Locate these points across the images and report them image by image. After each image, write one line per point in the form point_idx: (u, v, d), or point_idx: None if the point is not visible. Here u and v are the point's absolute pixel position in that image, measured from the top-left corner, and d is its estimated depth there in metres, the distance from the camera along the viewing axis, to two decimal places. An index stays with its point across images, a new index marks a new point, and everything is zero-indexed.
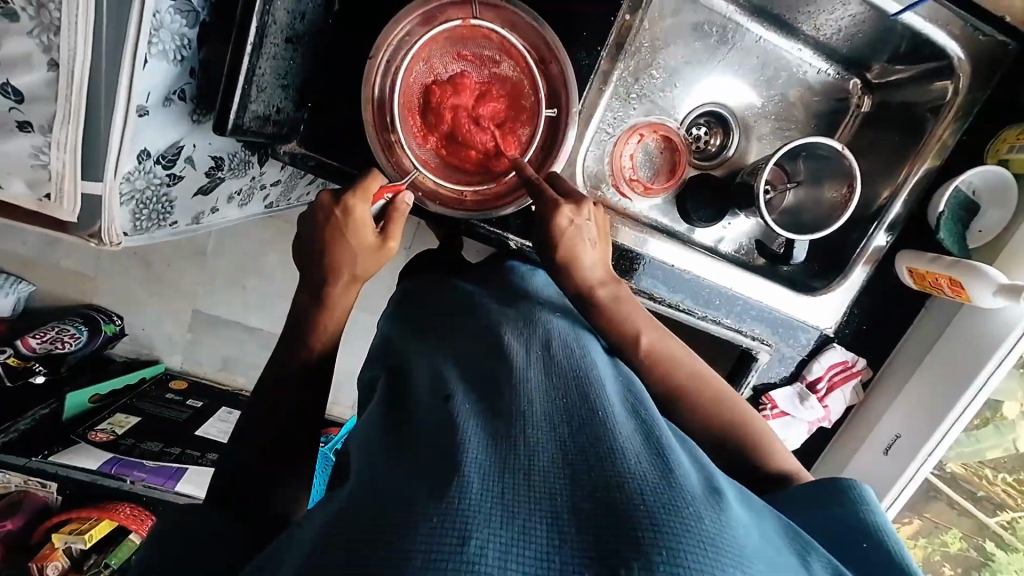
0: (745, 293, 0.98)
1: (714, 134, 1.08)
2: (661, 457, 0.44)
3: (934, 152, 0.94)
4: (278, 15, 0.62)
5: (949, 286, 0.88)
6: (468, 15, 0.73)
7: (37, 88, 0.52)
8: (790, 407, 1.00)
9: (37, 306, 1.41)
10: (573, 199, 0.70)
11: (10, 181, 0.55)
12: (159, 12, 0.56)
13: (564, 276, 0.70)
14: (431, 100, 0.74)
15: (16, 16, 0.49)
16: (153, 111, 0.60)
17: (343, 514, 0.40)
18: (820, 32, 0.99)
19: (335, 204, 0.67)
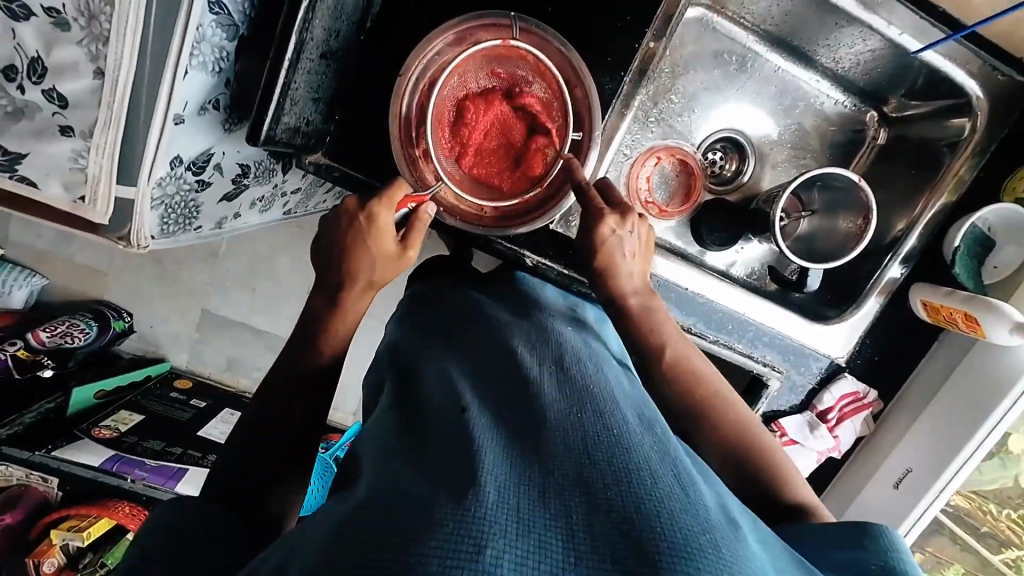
0: (758, 319, 0.98)
1: (730, 159, 1.09)
2: (678, 479, 0.44)
3: (949, 188, 0.94)
4: (315, 33, 0.63)
5: (963, 321, 0.88)
6: (507, 35, 0.74)
7: (82, 95, 0.53)
8: (800, 435, 0.99)
9: (49, 300, 1.43)
10: (619, 208, 0.69)
11: (48, 183, 0.56)
12: (202, 26, 0.57)
13: (600, 283, 0.71)
14: (462, 114, 0.75)
15: (67, 26, 0.50)
16: (189, 120, 0.62)
17: (353, 519, 0.40)
18: (839, 65, 1.01)
19: (360, 210, 0.69)
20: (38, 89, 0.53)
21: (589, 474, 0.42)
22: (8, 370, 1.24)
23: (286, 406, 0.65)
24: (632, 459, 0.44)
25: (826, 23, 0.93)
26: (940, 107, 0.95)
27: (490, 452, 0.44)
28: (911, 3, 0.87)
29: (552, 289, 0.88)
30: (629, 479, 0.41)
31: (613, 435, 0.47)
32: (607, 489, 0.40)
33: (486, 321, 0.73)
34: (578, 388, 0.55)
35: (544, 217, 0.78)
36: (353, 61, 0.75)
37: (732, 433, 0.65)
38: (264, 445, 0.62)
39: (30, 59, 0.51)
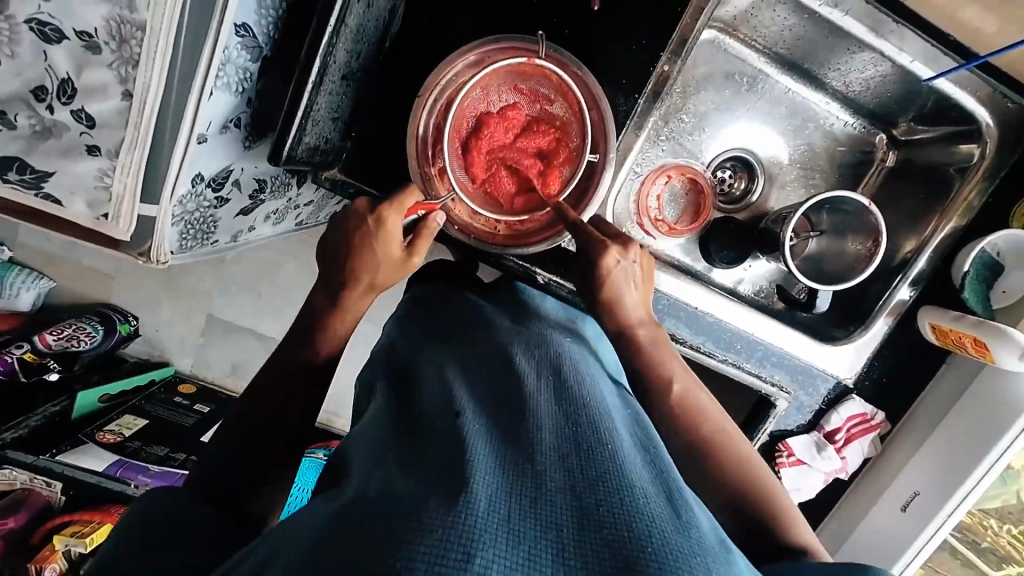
0: (767, 339, 0.99)
1: (738, 178, 1.09)
2: (670, 499, 0.44)
3: (958, 212, 0.95)
4: (338, 56, 0.64)
5: (972, 346, 0.88)
6: (534, 54, 0.75)
7: (110, 115, 0.54)
8: (807, 456, 0.99)
9: (55, 303, 1.43)
10: (620, 241, 0.73)
11: (72, 201, 0.57)
12: (228, 48, 0.58)
13: (604, 312, 0.72)
14: (480, 127, 0.76)
15: (98, 49, 0.51)
16: (211, 138, 0.63)
17: (342, 516, 0.41)
18: (848, 88, 1.02)
19: (369, 212, 0.67)
20: (68, 110, 0.54)
21: (581, 487, 0.42)
22: (14, 373, 1.28)
23: (284, 400, 0.66)
24: (625, 476, 0.44)
25: (838, 48, 0.94)
26: (950, 132, 0.95)
27: (483, 458, 0.45)
28: (921, 31, 0.88)
29: (549, 299, 0.88)
30: (621, 494, 0.42)
31: (607, 449, 0.47)
32: (598, 504, 0.41)
33: (487, 326, 0.74)
34: (573, 398, 0.55)
35: (554, 236, 0.78)
36: (369, 82, 0.77)
37: (735, 471, 0.63)
38: (253, 443, 0.63)
39: (61, 81, 0.52)
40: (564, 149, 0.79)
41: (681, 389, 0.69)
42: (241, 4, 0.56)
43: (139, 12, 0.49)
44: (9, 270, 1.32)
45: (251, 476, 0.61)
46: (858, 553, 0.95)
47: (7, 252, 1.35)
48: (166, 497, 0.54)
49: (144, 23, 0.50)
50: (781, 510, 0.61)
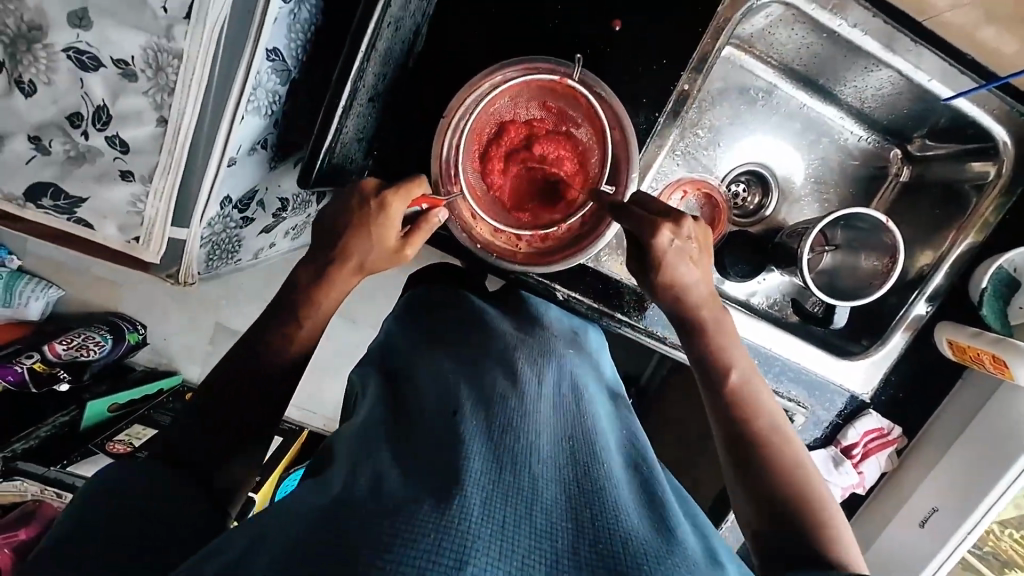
0: (785, 355, 1.00)
1: (753, 192, 1.10)
2: (660, 526, 0.47)
3: (976, 228, 0.95)
4: (366, 79, 0.65)
5: (991, 362, 0.88)
6: (567, 74, 0.76)
7: (143, 141, 0.55)
8: (824, 470, 0.99)
9: (63, 311, 1.41)
10: (671, 215, 0.66)
11: (103, 224, 0.59)
12: (259, 73, 0.59)
13: (664, 293, 0.69)
14: (502, 135, 0.77)
15: (134, 77, 0.52)
16: (239, 160, 0.63)
17: (339, 502, 0.41)
18: (863, 104, 1.02)
19: (373, 196, 0.66)
20: (102, 136, 0.54)
21: (577, 506, 0.45)
22: (25, 385, 1.27)
23: (242, 383, 0.63)
24: (619, 501, 0.47)
25: (854, 65, 0.94)
26: (965, 149, 0.96)
27: (481, 460, 0.46)
28: (938, 50, 0.88)
29: (552, 307, 0.88)
30: (615, 518, 0.45)
31: (604, 472, 0.51)
32: (593, 524, 0.43)
33: (488, 328, 0.74)
34: (574, 418, 0.58)
35: (565, 260, 0.78)
36: (392, 98, 0.77)
37: (783, 471, 0.62)
38: (219, 436, 0.61)
39: (96, 107, 0.53)
40: (583, 175, 0.79)
41: (739, 379, 0.68)
42: (273, 32, 0.57)
43: (176, 42, 0.50)
44: (18, 279, 1.30)
45: (208, 452, 0.60)
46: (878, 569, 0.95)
47: (17, 261, 1.33)
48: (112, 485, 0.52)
49: (180, 51, 0.50)
50: (826, 518, 0.59)
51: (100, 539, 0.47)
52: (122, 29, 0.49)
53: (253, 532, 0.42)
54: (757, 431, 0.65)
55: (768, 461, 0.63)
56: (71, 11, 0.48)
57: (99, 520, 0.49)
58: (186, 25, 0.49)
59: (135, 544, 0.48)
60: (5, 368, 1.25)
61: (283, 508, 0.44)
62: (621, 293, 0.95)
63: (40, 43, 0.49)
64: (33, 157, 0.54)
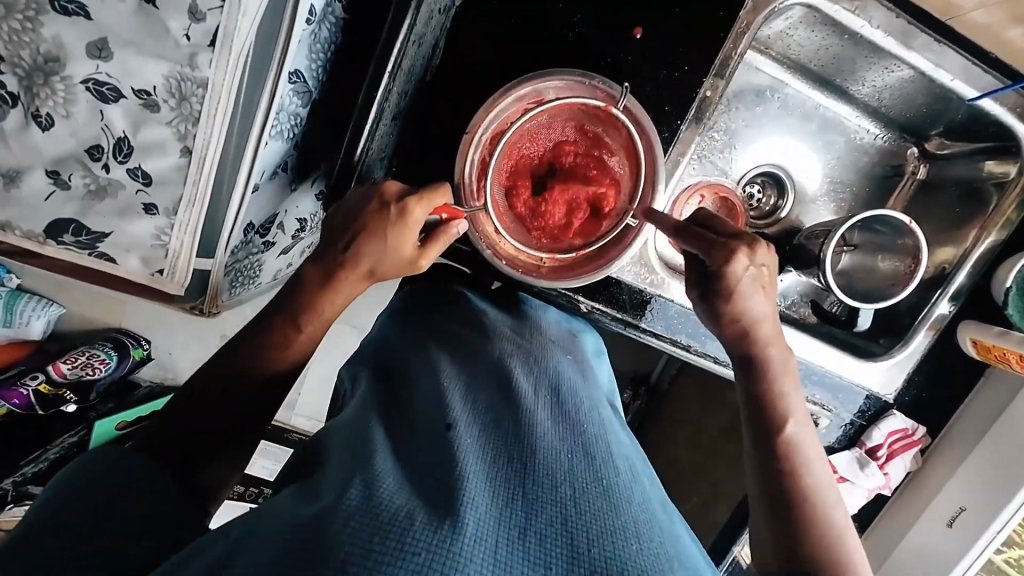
0: (809, 360, 0.99)
1: (768, 194, 1.08)
2: (663, 545, 0.42)
3: (998, 225, 0.95)
4: (391, 96, 0.73)
5: (1017, 361, 0.88)
6: (613, 103, 0.75)
7: (166, 172, 0.60)
8: (852, 474, 1.00)
9: (63, 328, 1.31)
10: (746, 241, 0.64)
11: (127, 258, 0.66)
12: (282, 97, 0.64)
13: (727, 323, 0.67)
14: (531, 151, 0.76)
15: (157, 107, 0.56)
16: (262, 185, 0.70)
17: (325, 517, 0.38)
18: (879, 102, 1.01)
19: (395, 201, 0.63)
20: (124, 167, 0.59)
21: (573, 522, 0.41)
22: (31, 407, 1.18)
23: (232, 388, 0.61)
24: (619, 517, 0.42)
25: (874, 65, 0.93)
26: (982, 146, 0.96)
27: (475, 478, 0.43)
28: (961, 49, 0.88)
29: (552, 310, 0.85)
30: (614, 539, 0.40)
31: (603, 486, 0.46)
32: (589, 546, 0.39)
33: (487, 335, 0.70)
34: (572, 426, 0.54)
35: (581, 277, 0.78)
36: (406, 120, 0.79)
37: (811, 521, 0.62)
38: (205, 433, 0.59)
39: (117, 139, 0.57)
40: (612, 203, 0.77)
41: (795, 429, 0.66)
42: (296, 53, 0.63)
43: (200, 70, 0.54)
44: (18, 297, 1.18)
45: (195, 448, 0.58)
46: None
47: (16, 279, 1.20)
48: (93, 478, 0.51)
49: (204, 79, 0.55)
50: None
51: (79, 528, 0.47)
52: (144, 60, 0.53)
53: (233, 533, 0.41)
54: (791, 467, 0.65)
55: (803, 507, 0.63)
56: (92, 42, 0.52)
57: (84, 512, 0.48)
58: (208, 53, 0.54)
59: (131, 534, 0.47)
60: (8, 390, 1.16)
61: (275, 511, 0.42)
62: (644, 303, 0.94)
63: (59, 75, 0.53)
64: (53, 192, 0.60)
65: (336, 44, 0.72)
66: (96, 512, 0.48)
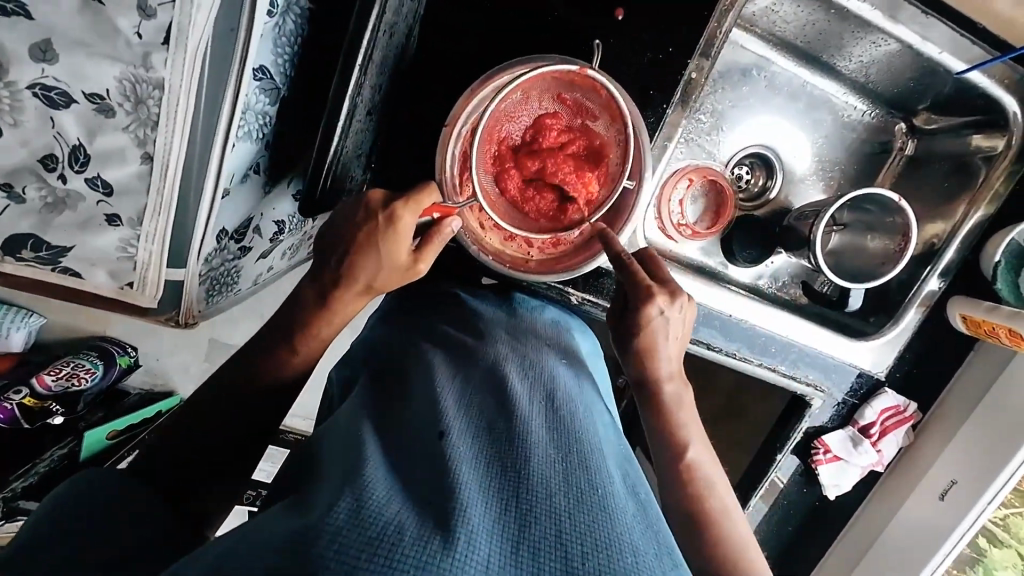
0: (800, 341, 0.99)
1: (756, 175, 1.06)
2: (659, 560, 0.41)
3: (987, 199, 0.94)
4: (364, 95, 0.67)
5: (1006, 335, 0.88)
6: (585, 64, 0.70)
7: (127, 180, 0.57)
8: (844, 452, 1.02)
9: (44, 339, 1.27)
10: (667, 288, 0.68)
11: (94, 272, 0.64)
12: (248, 96, 0.62)
13: (635, 361, 0.69)
14: (512, 132, 0.74)
15: (112, 112, 0.53)
16: (233, 190, 0.67)
17: (306, 534, 0.37)
18: (866, 77, 0.99)
19: (381, 209, 0.61)
20: (83, 177, 0.57)
21: (567, 535, 0.40)
22: (16, 420, 1.13)
23: (232, 395, 0.61)
24: (613, 529, 0.42)
25: (861, 40, 0.91)
26: (969, 120, 0.95)
27: (469, 489, 0.43)
28: (948, 21, 0.86)
29: (547, 308, 0.84)
30: (607, 552, 0.39)
31: (598, 497, 0.45)
32: (584, 561, 0.38)
33: (480, 336, 0.69)
34: (566, 431, 0.53)
35: (567, 270, 0.77)
36: (383, 113, 0.77)
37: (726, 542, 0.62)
38: (193, 447, 0.58)
39: (72, 147, 0.55)
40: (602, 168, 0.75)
41: (694, 456, 0.67)
42: (260, 49, 0.60)
43: (155, 70, 0.51)
44: None
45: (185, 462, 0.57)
46: (899, 551, 0.95)
47: None
48: (88, 492, 0.51)
49: (160, 80, 0.52)
50: None
51: (74, 537, 0.48)
52: (95, 62, 0.51)
53: (218, 548, 0.39)
54: (700, 496, 0.65)
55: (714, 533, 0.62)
56: (34, 44, 0.49)
57: (75, 524, 0.48)
58: (163, 52, 0.51)
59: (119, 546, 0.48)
60: None
61: (260, 526, 0.41)
62: None
63: (3, 82, 0.50)
64: (8, 206, 0.57)
65: (306, 37, 0.69)
66: (86, 524, 0.49)
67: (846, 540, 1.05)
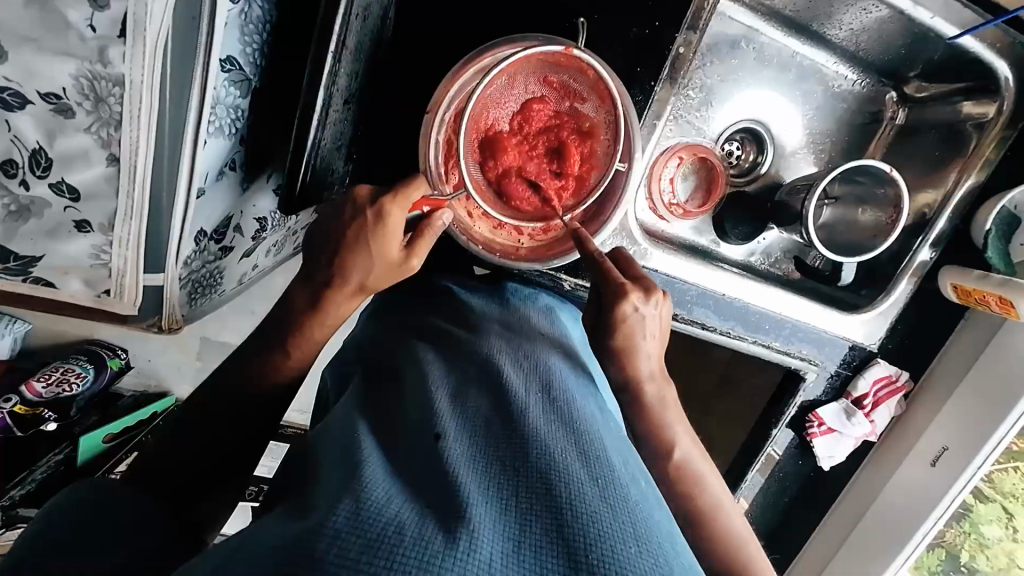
0: (794, 318, 0.99)
1: (747, 150, 1.04)
2: (663, 546, 0.41)
3: (978, 166, 0.94)
4: (340, 82, 0.64)
5: (997, 303, 0.89)
6: (571, 44, 0.67)
7: (95, 184, 0.55)
8: (838, 423, 1.03)
9: (31, 346, 1.24)
10: (641, 286, 0.67)
11: (67, 280, 0.62)
12: (217, 88, 0.59)
13: (615, 364, 0.68)
14: (500, 117, 0.71)
15: (71, 112, 0.51)
16: (209, 189, 0.65)
17: (302, 539, 0.36)
18: (856, 45, 0.97)
19: (370, 206, 0.59)
20: (45, 183, 0.55)
21: (571, 527, 0.39)
22: (9, 429, 1.12)
23: (227, 396, 0.60)
24: (616, 517, 0.41)
25: (852, 7, 0.89)
26: (960, 87, 0.94)
27: (469, 486, 0.42)
28: None
29: (541, 298, 0.83)
30: (612, 542, 0.39)
31: (600, 485, 0.44)
32: (588, 550, 0.38)
33: (474, 329, 0.68)
34: (565, 423, 0.52)
35: (558, 257, 0.76)
36: (362, 101, 0.74)
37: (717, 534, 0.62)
38: (184, 454, 0.57)
39: (31, 152, 0.52)
40: (591, 152, 0.74)
41: (679, 454, 0.66)
42: (226, 38, 0.57)
43: (114, 65, 0.49)
44: None
45: (182, 468, 0.56)
46: (892, 517, 0.97)
47: None
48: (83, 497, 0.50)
49: (120, 76, 0.49)
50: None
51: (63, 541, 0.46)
52: (48, 59, 0.48)
53: (216, 554, 0.38)
54: (683, 475, 0.65)
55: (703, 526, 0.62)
56: None
57: (59, 529, 0.47)
58: (120, 45, 0.48)
59: (102, 549, 0.46)
60: None
61: (254, 534, 0.40)
62: None
63: None
64: None
65: (275, 23, 0.66)
66: (71, 528, 0.47)
67: (841, 507, 1.07)
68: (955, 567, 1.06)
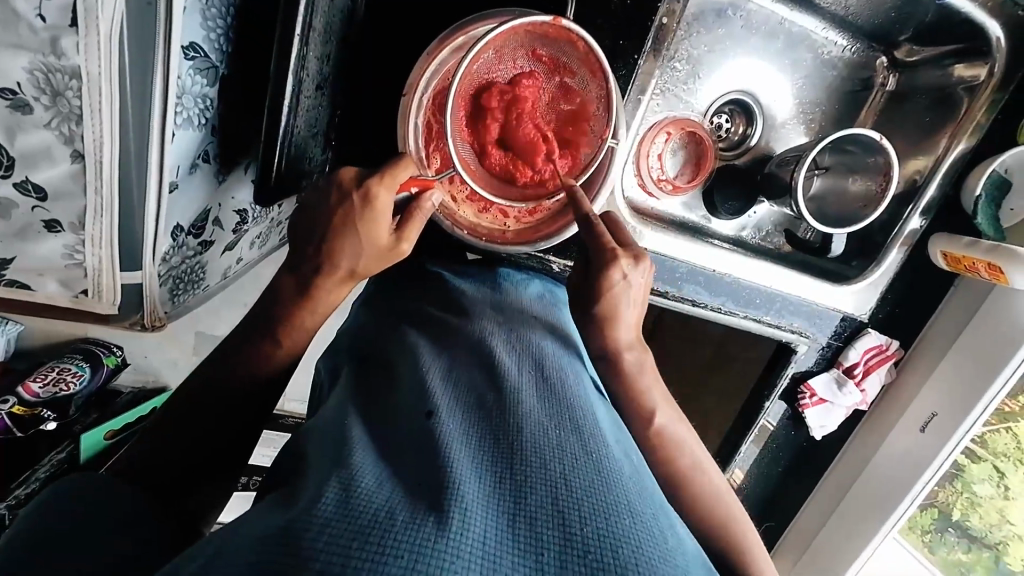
0: (785, 291, 1.00)
1: (737, 123, 1.02)
2: (655, 519, 0.42)
3: (969, 131, 0.93)
4: (310, 66, 0.62)
5: (986, 270, 0.89)
6: (559, 13, 0.64)
7: (62, 182, 0.54)
8: (829, 394, 1.05)
9: (25, 348, 1.24)
10: (630, 253, 0.65)
11: (45, 281, 0.62)
12: (181, 77, 0.57)
13: (596, 331, 0.66)
14: (487, 95, 0.69)
15: (29, 107, 0.49)
16: (182, 183, 0.63)
17: (291, 528, 0.36)
18: (845, 9, 0.94)
19: (355, 188, 0.58)
20: (10, 182, 0.53)
21: (563, 504, 0.40)
22: (8, 429, 1.11)
23: (216, 391, 0.60)
24: (609, 492, 0.42)
25: None
26: (951, 49, 0.92)
27: (462, 468, 0.42)
28: None
29: (531, 281, 0.82)
30: (605, 516, 0.39)
31: (593, 461, 0.45)
32: (581, 526, 0.38)
33: (464, 313, 0.68)
34: (558, 401, 0.52)
35: (543, 240, 0.75)
36: (335, 86, 0.72)
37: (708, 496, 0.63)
38: (173, 451, 0.57)
39: None
40: (586, 128, 0.72)
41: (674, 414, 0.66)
42: (186, 25, 0.55)
43: (68, 57, 0.47)
44: None
45: (176, 463, 0.57)
46: (882, 479, 0.99)
47: None
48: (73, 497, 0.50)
49: (77, 68, 0.48)
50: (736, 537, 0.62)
51: (62, 534, 0.47)
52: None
53: (206, 547, 0.39)
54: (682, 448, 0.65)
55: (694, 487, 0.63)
56: None
57: (61, 520, 0.48)
58: (73, 35, 0.46)
59: (91, 547, 0.47)
60: None
61: (241, 526, 0.40)
62: None
63: None
64: None
65: (239, 6, 0.64)
66: (69, 523, 0.48)
67: (835, 474, 1.09)
68: (949, 526, 1.09)
